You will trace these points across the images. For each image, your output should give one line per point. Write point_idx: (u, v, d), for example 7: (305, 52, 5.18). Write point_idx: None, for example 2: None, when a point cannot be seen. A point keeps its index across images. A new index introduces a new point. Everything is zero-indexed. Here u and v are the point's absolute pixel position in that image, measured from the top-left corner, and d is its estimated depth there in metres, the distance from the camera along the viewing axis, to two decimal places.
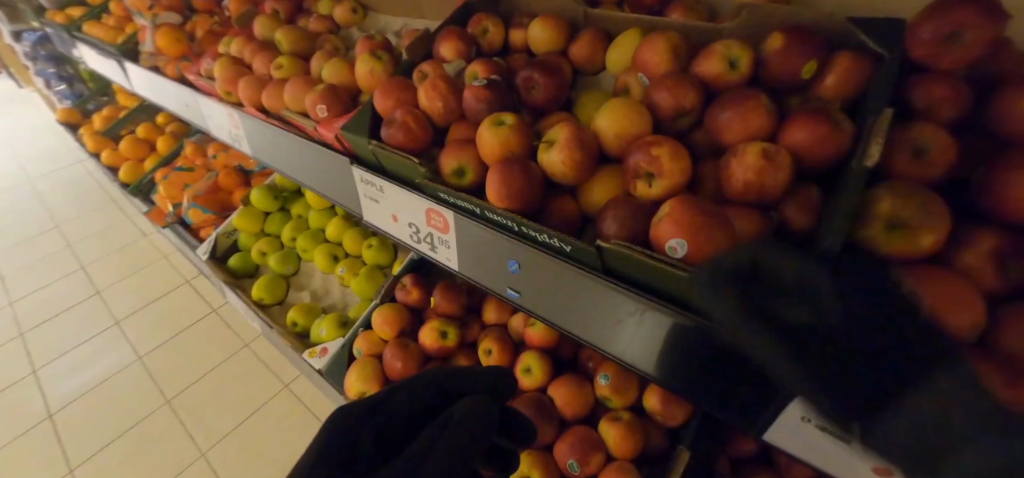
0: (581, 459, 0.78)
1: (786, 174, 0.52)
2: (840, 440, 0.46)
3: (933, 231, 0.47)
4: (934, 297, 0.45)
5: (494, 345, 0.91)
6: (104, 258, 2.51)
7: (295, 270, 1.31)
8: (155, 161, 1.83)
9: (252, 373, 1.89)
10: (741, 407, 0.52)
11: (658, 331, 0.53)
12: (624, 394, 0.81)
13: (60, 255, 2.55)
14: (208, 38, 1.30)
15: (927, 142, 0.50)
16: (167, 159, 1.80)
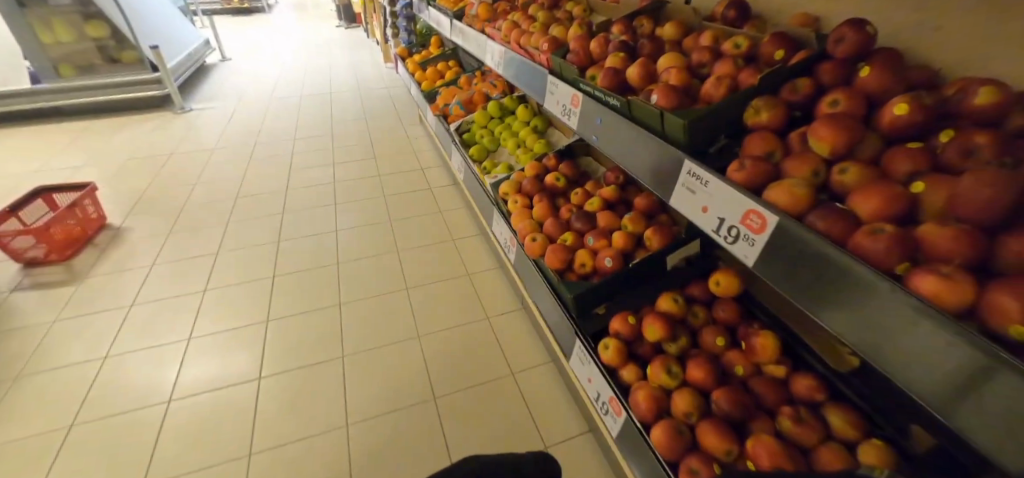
0: (597, 238, 1.38)
1: (726, 87, 1.10)
2: (692, 192, 0.99)
3: (771, 114, 1.00)
4: (757, 138, 0.98)
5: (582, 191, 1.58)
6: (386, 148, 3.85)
7: (494, 149, 2.19)
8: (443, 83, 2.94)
9: (441, 230, 2.87)
10: (665, 187, 1.07)
11: (645, 144, 1.12)
12: (637, 224, 1.38)
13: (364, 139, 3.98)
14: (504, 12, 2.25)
15: (797, 85, 1.02)
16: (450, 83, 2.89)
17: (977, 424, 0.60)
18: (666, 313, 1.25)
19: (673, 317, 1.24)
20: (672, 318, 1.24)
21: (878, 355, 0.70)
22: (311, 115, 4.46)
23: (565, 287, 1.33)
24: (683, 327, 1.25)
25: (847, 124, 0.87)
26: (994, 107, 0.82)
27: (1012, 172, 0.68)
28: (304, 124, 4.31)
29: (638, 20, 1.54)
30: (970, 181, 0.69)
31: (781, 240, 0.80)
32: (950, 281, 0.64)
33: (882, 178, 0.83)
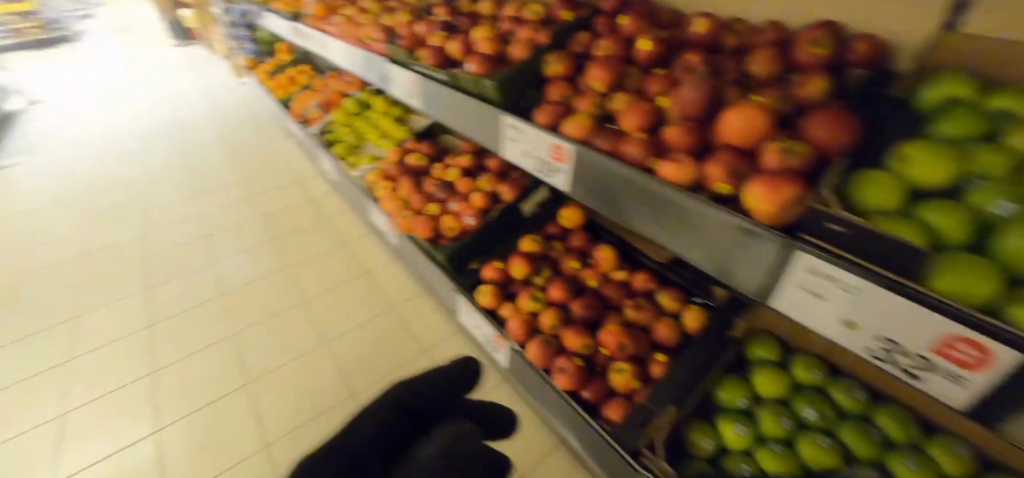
0: (460, 202, 1.52)
1: (529, 48, 1.29)
2: (514, 141, 1.17)
3: (563, 64, 1.20)
4: (554, 87, 1.17)
5: (443, 166, 1.70)
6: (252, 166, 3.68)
7: (359, 144, 2.22)
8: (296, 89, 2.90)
9: (325, 236, 2.85)
10: (492, 143, 1.24)
11: (469, 108, 1.26)
12: (492, 182, 1.55)
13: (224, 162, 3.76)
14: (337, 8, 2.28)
15: (580, 38, 1.24)
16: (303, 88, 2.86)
17: (765, 287, 0.77)
18: (528, 253, 1.41)
19: (535, 254, 1.41)
20: (534, 256, 1.41)
21: (692, 254, 0.86)
22: (157, 148, 4.09)
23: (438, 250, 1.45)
24: (545, 261, 1.43)
25: (612, 63, 1.09)
26: (709, 33, 1.09)
27: (710, 77, 0.93)
28: (152, 159, 3.94)
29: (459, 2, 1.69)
30: (685, 88, 0.92)
31: (598, 174, 0.98)
32: (680, 162, 0.87)
33: (644, 100, 1.06)
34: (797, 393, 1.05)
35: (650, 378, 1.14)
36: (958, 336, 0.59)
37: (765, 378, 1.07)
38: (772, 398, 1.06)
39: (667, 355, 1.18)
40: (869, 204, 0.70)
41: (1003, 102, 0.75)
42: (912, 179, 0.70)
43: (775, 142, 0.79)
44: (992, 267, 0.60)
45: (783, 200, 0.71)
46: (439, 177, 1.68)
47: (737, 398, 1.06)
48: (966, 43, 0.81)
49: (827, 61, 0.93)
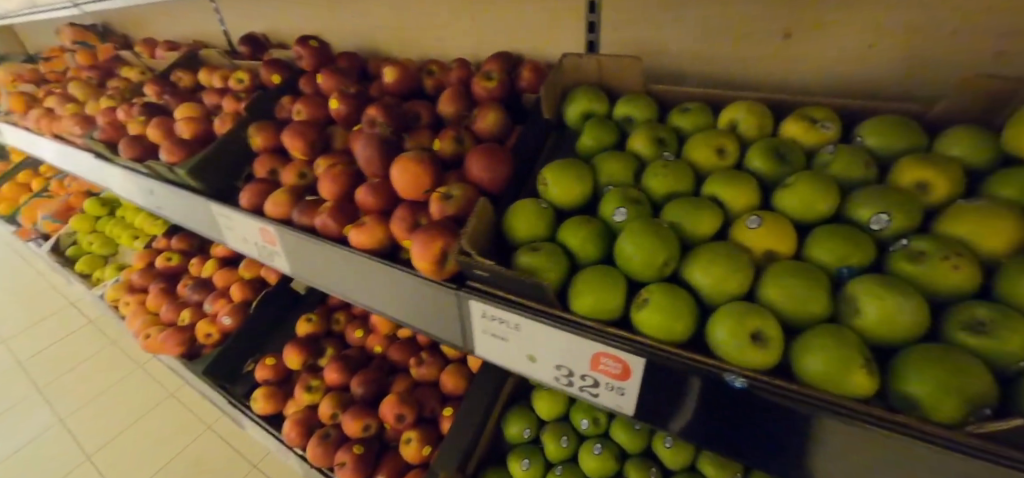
0: (214, 301, 1.31)
1: (232, 121, 1.17)
2: (229, 229, 1.06)
3: (265, 134, 1.10)
4: (258, 162, 1.08)
5: (196, 259, 1.44)
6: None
7: (113, 252, 1.87)
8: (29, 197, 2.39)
9: (88, 339, 2.28)
10: (215, 232, 1.12)
11: (181, 201, 1.12)
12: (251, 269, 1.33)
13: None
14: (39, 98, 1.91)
15: (283, 102, 1.16)
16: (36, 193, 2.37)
17: (463, 337, 0.76)
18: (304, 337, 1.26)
19: (311, 337, 1.26)
20: (315, 338, 1.27)
21: (402, 316, 0.84)
22: None
23: (196, 364, 1.26)
24: (329, 338, 1.29)
25: (307, 129, 1.04)
26: (401, 80, 1.08)
27: (386, 134, 0.94)
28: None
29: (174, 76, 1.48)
30: (361, 146, 0.91)
31: (304, 252, 0.92)
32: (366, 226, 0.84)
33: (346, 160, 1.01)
34: (571, 405, 1.05)
35: (439, 438, 1.08)
36: (602, 351, 0.62)
37: (545, 401, 1.04)
38: (552, 418, 1.05)
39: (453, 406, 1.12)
40: (521, 235, 0.72)
41: (624, 110, 0.84)
42: (555, 202, 0.76)
43: (438, 190, 0.80)
44: (615, 276, 0.65)
45: (434, 255, 0.70)
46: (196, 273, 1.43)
47: (522, 431, 1.06)
48: (588, 65, 0.87)
49: (497, 94, 1.00)
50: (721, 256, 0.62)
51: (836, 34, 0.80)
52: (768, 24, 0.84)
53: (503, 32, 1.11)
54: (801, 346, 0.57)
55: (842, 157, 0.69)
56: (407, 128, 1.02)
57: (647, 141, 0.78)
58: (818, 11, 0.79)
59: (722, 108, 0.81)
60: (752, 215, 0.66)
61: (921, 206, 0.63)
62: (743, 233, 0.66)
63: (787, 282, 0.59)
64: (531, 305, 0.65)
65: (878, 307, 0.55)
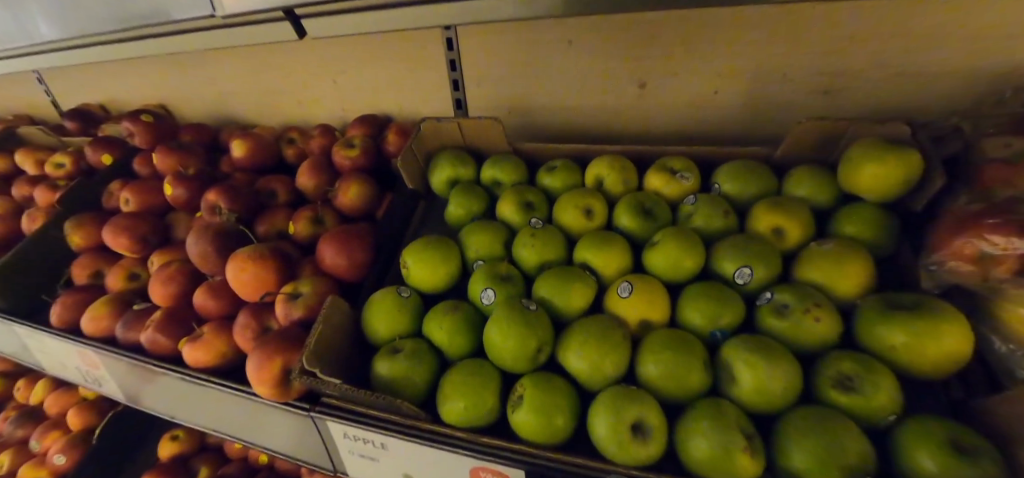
0: (42, 436, 1.07)
1: (44, 218, 0.98)
2: (41, 352, 0.88)
3: (85, 232, 0.93)
4: (78, 265, 0.91)
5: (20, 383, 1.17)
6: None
7: None
8: None
9: None
10: (25, 356, 0.92)
11: None
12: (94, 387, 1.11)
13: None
14: None
15: (111, 190, 0.99)
16: None
17: (331, 460, 0.66)
18: (168, 461, 1.08)
19: (175, 461, 1.08)
20: (182, 458, 1.09)
21: (262, 439, 0.73)
22: None
23: None
24: (200, 455, 1.11)
25: (136, 223, 0.89)
26: (251, 154, 0.97)
27: (228, 222, 0.81)
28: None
29: None
30: (193, 239, 0.78)
31: (137, 376, 0.78)
32: (206, 341, 0.72)
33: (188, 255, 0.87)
34: None
35: None
36: (480, 466, 0.55)
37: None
38: None
39: None
40: (381, 334, 0.64)
41: (492, 174, 0.80)
42: (418, 288, 0.69)
43: (282, 289, 0.70)
44: (486, 372, 0.59)
45: (274, 378, 0.60)
46: (19, 399, 1.17)
47: None
48: (448, 129, 0.81)
49: (362, 163, 0.91)
50: (594, 335, 0.57)
51: (687, 81, 0.81)
52: (624, 74, 0.83)
53: (365, 91, 1.03)
54: (684, 428, 0.53)
55: (705, 208, 0.68)
56: (260, 209, 0.89)
57: (515, 208, 0.74)
58: (667, 60, 0.80)
59: (588, 163, 0.79)
60: (623, 283, 0.62)
61: (781, 252, 0.63)
62: (616, 303, 0.62)
63: (663, 356, 0.56)
64: (391, 420, 0.57)
65: (751, 375, 0.53)
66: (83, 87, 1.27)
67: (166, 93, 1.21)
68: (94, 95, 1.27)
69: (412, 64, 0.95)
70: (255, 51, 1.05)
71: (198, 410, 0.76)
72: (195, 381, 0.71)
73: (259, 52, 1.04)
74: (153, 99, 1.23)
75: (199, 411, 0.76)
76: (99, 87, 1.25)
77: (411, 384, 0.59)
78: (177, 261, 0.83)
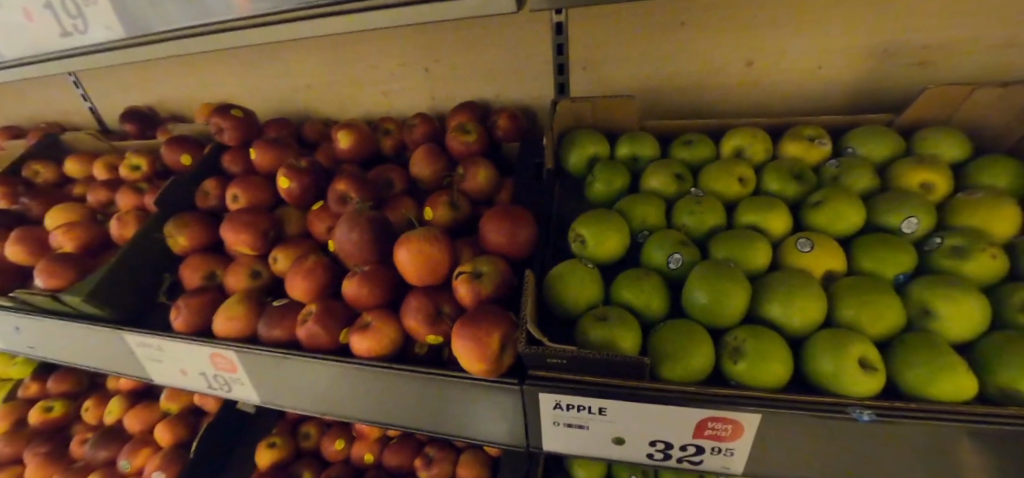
0: (132, 455, 1.01)
1: (135, 221, 0.92)
2: (156, 360, 0.84)
3: (192, 232, 0.89)
4: (189, 267, 0.87)
5: (90, 403, 1.10)
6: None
7: None
8: None
9: None
10: (134, 366, 0.87)
11: (78, 336, 0.86)
12: (180, 399, 1.06)
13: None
14: None
15: (207, 189, 0.95)
16: None
17: (525, 433, 0.67)
18: (268, 469, 1.03)
19: (277, 467, 1.03)
20: (282, 465, 1.04)
21: (438, 424, 0.73)
22: None
23: None
24: (300, 461, 1.07)
25: (255, 219, 0.86)
26: (358, 145, 0.95)
27: (370, 211, 0.81)
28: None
29: (23, 170, 1.12)
30: (345, 230, 0.77)
31: (289, 374, 0.75)
32: (377, 328, 0.72)
33: (315, 249, 0.85)
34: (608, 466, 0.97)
35: None
36: (711, 417, 0.58)
37: (584, 468, 0.89)
38: None
39: None
40: (575, 303, 0.66)
41: (629, 150, 0.82)
42: (594, 260, 0.71)
43: (459, 269, 0.70)
44: (696, 329, 0.62)
45: (489, 352, 0.61)
46: (91, 421, 1.10)
47: None
48: (580, 108, 0.84)
49: (479, 148, 0.92)
50: (794, 286, 0.62)
51: (797, 55, 0.86)
52: (734, 50, 0.88)
53: (457, 79, 1.03)
54: (896, 360, 0.59)
55: (851, 169, 0.74)
56: (383, 199, 0.89)
57: (667, 179, 0.77)
58: (782, 35, 0.85)
59: (719, 136, 0.83)
60: (801, 239, 0.68)
61: (933, 203, 0.69)
62: (796, 258, 0.67)
63: (862, 299, 0.62)
64: (615, 384, 0.59)
65: (950, 307, 0.59)
66: (132, 89, 1.20)
67: (229, 90, 1.16)
68: (144, 96, 1.21)
69: (515, 49, 0.96)
70: (340, 42, 1.02)
71: (360, 402, 0.75)
72: (367, 371, 0.70)
73: (345, 43, 1.02)
74: (213, 97, 1.18)
75: (360, 404, 0.75)
76: (151, 87, 1.19)
77: (624, 348, 0.61)
78: (313, 254, 0.82)
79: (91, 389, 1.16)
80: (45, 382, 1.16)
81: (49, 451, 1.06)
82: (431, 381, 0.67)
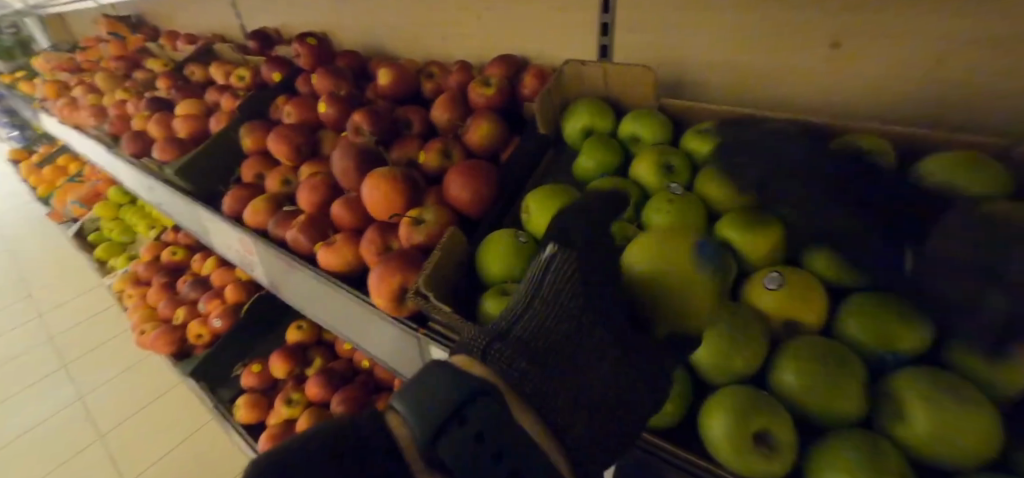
0: (208, 302, 1.28)
1: (226, 119, 1.12)
2: (211, 231, 1.02)
3: (254, 135, 1.04)
4: (246, 164, 1.03)
5: (200, 256, 1.41)
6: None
7: (130, 239, 1.77)
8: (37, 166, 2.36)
9: (77, 310, 2.18)
10: (200, 233, 1.08)
11: (171, 199, 1.09)
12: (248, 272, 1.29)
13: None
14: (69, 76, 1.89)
15: (279, 102, 1.09)
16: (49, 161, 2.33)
17: None
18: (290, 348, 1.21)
19: (297, 348, 1.21)
20: (302, 347, 1.21)
21: (372, 349, 0.77)
22: None
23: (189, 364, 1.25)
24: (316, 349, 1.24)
25: (294, 134, 0.97)
26: (396, 82, 0.99)
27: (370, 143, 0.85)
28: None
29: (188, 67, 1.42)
30: (341, 154, 0.83)
31: (278, 267, 0.86)
32: (338, 246, 0.76)
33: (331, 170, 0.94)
34: None
35: None
36: None
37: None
38: None
39: None
40: (491, 272, 0.62)
41: (631, 128, 0.72)
42: (535, 236, 0.65)
43: (408, 213, 0.71)
44: None
45: (391, 293, 0.62)
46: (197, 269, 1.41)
47: None
48: (592, 75, 0.75)
49: (496, 103, 0.89)
50: (727, 324, 0.50)
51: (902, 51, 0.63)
52: (815, 33, 0.67)
53: (507, 31, 1.00)
54: (818, 452, 0.45)
55: None
56: (396, 136, 0.93)
57: (653, 168, 0.66)
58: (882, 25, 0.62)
59: (747, 131, 0.68)
60: (772, 273, 0.53)
61: None
62: (760, 296, 0.53)
63: (815, 365, 0.47)
64: None
65: (927, 416, 0.42)
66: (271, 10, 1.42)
67: (331, 20, 1.29)
68: (276, 18, 1.41)
69: (561, 5, 0.89)
70: None
71: (322, 308, 0.82)
72: (321, 283, 0.77)
73: None
74: (321, 25, 1.33)
75: (322, 311, 0.82)
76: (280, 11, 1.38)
77: None
78: (323, 173, 0.90)
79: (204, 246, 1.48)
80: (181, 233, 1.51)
81: (167, 282, 1.40)
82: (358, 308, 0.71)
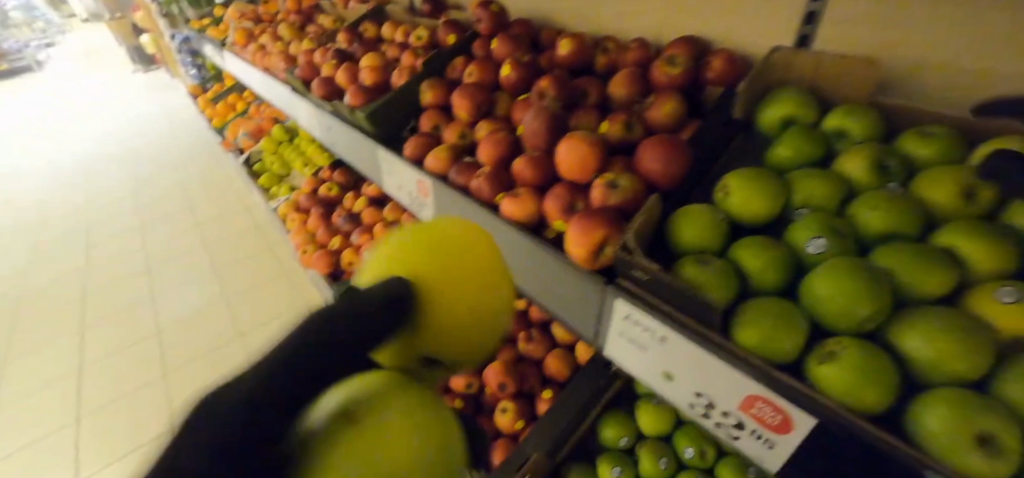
0: (360, 237, 1.43)
1: (407, 73, 1.23)
2: (386, 173, 1.11)
3: (434, 90, 1.14)
4: (425, 116, 1.13)
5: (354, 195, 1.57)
6: (161, 177, 3.34)
7: (287, 173, 2.00)
8: (212, 100, 2.71)
9: None
10: (371, 174, 1.20)
11: (349, 141, 1.22)
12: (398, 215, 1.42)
13: (157, 164, 3.48)
14: (254, 23, 2.14)
15: (456, 63, 1.18)
16: (221, 97, 2.67)
17: (595, 332, 0.72)
18: None
19: None
20: None
21: (536, 296, 0.81)
22: (68, 154, 3.71)
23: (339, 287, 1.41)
24: None
25: (475, 93, 1.05)
26: (575, 55, 1.04)
27: (555, 108, 0.90)
28: (65, 169, 3.58)
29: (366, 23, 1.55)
30: (532, 117, 0.89)
31: (454, 211, 0.92)
32: (523, 200, 0.82)
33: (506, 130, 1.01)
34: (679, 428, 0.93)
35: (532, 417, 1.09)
36: (761, 395, 0.53)
37: (647, 416, 0.93)
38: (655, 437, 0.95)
39: (551, 394, 1.10)
40: (686, 241, 0.64)
41: (838, 122, 0.71)
42: (730, 214, 0.67)
43: (601, 177, 0.76)
44: (796, 315, 0.56)
45: (591, 246, 0.68)
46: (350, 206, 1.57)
47: (618, 438, 0.97)
48: (801, 63, 0.75)
49: (680, 83, 0.91)
50: (948, 325, 0.49)
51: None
52: None
53: (694, 15, 1.00)
54: None
55: None
56: (574, 105, 0.97)
57: (864, 163, 0.65)
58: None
59: (974, 136, 0.65)
60: (1005, 287, 0.51)
61: None
62: (986, 306, 0.51)
63: None
64: (681, 319, 0.58)
65: None
66: None
67: None
68: None
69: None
70: None
71: (491, 253, 0.87)
72: (500, 231, 0.82)
73: None
74: None
75: (490, 256, 0.87)
76: None
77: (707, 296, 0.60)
78: (503, 131, 0.97)
79: (355, 187, 1.64)
80: (337, 172, 1.69)
81: (325, 214, 1.58)
82: (538, 257, 0.76)
